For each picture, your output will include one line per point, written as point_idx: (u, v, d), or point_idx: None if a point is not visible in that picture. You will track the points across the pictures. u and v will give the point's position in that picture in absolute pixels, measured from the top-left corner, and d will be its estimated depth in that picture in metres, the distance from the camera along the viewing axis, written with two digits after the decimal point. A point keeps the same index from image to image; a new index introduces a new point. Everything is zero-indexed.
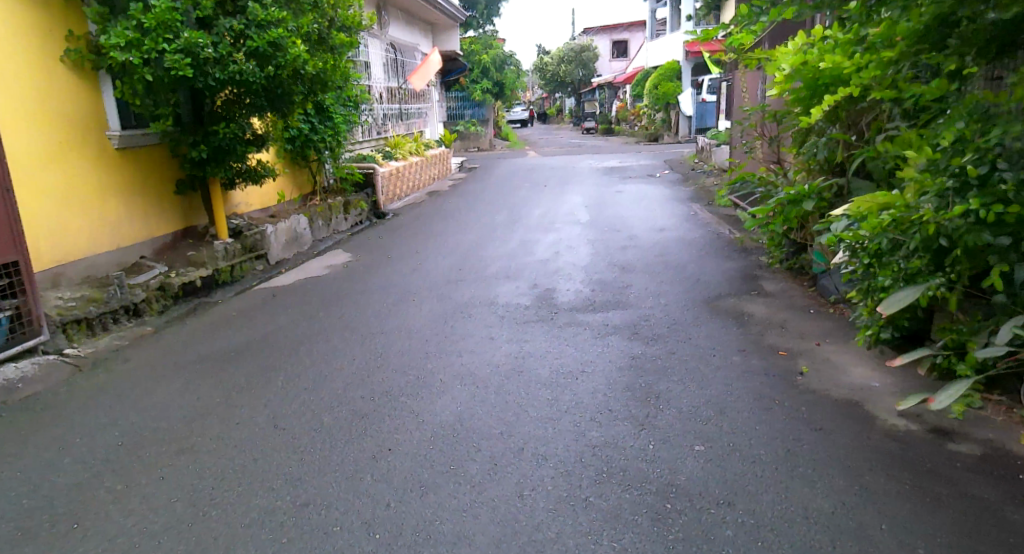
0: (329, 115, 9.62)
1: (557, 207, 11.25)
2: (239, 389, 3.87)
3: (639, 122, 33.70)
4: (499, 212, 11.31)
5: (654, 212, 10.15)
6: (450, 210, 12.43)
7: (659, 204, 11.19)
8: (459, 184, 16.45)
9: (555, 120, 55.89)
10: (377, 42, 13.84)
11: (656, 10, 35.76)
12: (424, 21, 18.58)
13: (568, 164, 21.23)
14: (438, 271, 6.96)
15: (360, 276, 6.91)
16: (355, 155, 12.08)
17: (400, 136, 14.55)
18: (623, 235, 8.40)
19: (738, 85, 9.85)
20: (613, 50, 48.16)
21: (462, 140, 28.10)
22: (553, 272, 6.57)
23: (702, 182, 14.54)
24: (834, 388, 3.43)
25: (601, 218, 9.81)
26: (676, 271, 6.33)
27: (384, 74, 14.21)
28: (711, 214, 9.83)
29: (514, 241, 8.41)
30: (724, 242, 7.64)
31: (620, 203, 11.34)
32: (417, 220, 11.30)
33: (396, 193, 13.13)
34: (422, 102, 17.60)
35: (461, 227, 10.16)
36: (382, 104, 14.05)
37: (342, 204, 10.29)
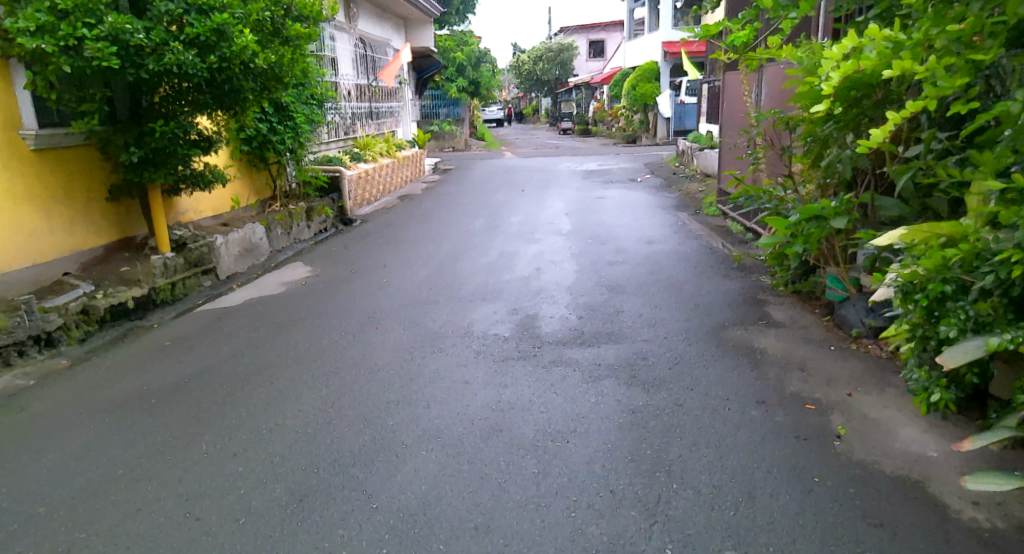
0: (289, 115, 8.88)
1: (536, 215, 10.60)
2: (154, 451, 3.15)
3: (616, 124, 33.22)
4: (474, 220, 10.63)
5: (639, 222, 9.54)
6: (422, 216, 11.73)
7: (644, 211, 10.60)
8: (433, 187, 15.75)
9: (532, 120, 55.31)
10: (345, 36, 13.09)
11: (634, 10, 35.30)
12: (397, 16, 17.83)
13: (546, 166, 20.63)
14: (406, 290, 6.26)
15: (319, 296, 6.18)
16: (321, 156, 11.33)
17: (370, 136, 13.81)
18: (609, 248, 7.78)
19: (729, 87, 9.27)
20: (590, 50, 47.67)
21: (437, 139, 27.35)
22: (534, 293, 5.92)
23: (686, 187, 14.00)
24: (884, 460, 2.83)
25: (583, 229, 9.17)
26: (671, 293, 5.71)
27: (352, 70, 13.46)
28: (700, 224, 9.25)
29: (491, 254, 7.74)
30: (718, 258, 7.05)
31: (603, 211, 10.72)
32: (387, 228, 10.59)
33: (366, 197, 12.39)
34: (394, 100, 16.85)
35: (433, 236, 9.46)
36: (350, 102, 13.30)
37: (305, 210, 9.54)
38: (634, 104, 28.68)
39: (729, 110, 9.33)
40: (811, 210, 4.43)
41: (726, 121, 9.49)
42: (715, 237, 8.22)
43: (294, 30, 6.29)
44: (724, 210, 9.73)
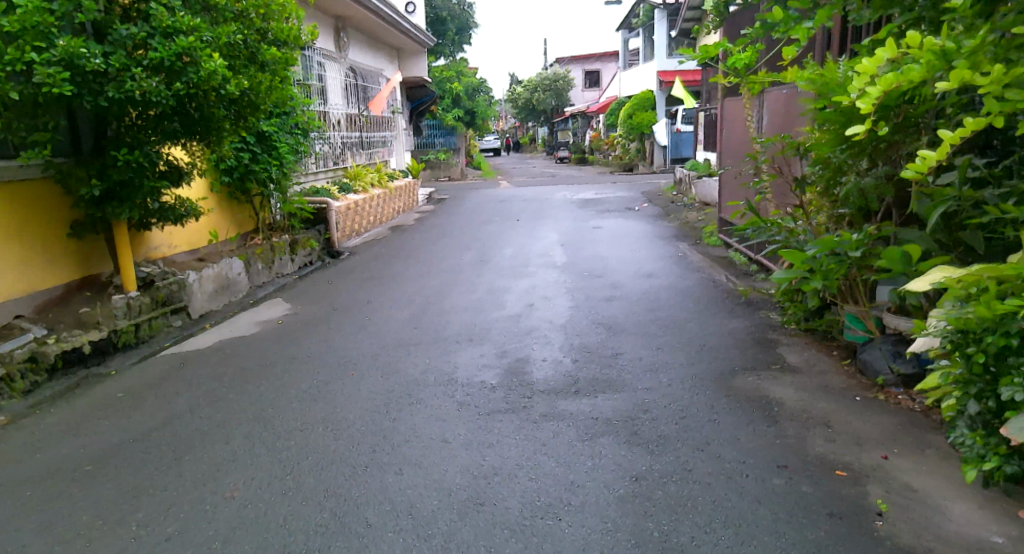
0: (272, 144, 8.53)
1: (531, 246, 10.22)
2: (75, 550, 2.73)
3: (613, 152, 33.08)
4: (466, 252, 10.24)
5: (637, 253, 9.14)
6: (414, 248, 11.34)
7: (642, 242, 10.23)
8: (426, 217, 15.39)
9: (529, 149, 55.37)
10: (334, 65, 12.84)
11: (629, 40, 35.37)
12: (389, 45, 17.64)
13: (542, 195, 20.33)
14: (389, 330, 5.84)
15: (295, 337, 5.76)
16: (308, 188, 10.98)
17: (360, 166, 13.49)
18: (606, 282, 7.38)
19: (729, 114, 8.95)
20: (586, 80, 47.83)
21: (432, 169, 27.09)
22: (525, 333, 5.50)
23: (685, 216, 13.65)
24: (933, 546, 2.41)
25: (579, 261, 8.77)
26: (674, 332, 5.30)
27: (342, 100, 13.19)
28: (701, 255, 8.85)
29: (482, 289, 7.33)
30: (723, 292, 6.64)
31: (599, 242, 10.33)
32: (376, 260, 10.20)
33: (355, 229, 12.02)
34: (386, 130, 16.57)
35: (422, 270, 9.06)
36: (340, 132, 13.00)
37: (289, 243, 9.16)
38: (631, 133, 28.51)
39: (730, 138, 8.99)
40: (828, 243, 4.07)
41: (727, 148, 9.14)
42: (718, 270, 7.81)
43: (269, 54, 5.93)
44: (726, 241, 9.34)
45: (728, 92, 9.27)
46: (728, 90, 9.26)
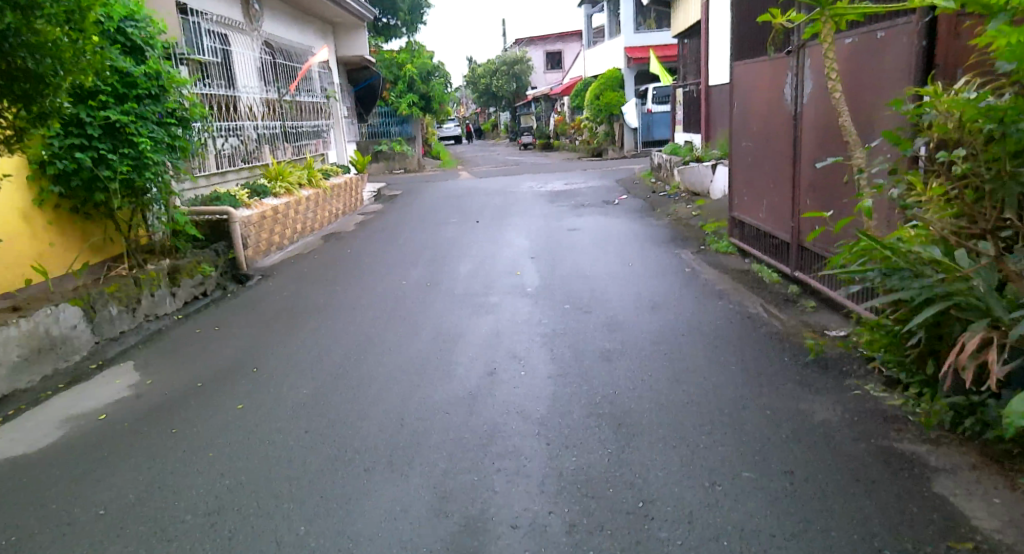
0: (128, 138, 6.26)
1: (492, 260, 8.07)
2: None
3: (579, 136, 30.98)
4: (410, 267, 8.07)
5: (630, 268, 7.03)
6: (348, 262, 9.13)
7: (631, 249, 8.13)
8: (369, 221, 13.14)
9: (490, 136, 53.09)
10: (243, 39, 10.56)
11: (590, 16, 33.16)
12: (321, 19, 15.24)
13: (505, 188, 18.14)
14: (261, 435, 3.66)
15: (106, 459, 3.57)
16: (206, 195, 8.69)
17: (282, 163, 11.17)
18: (595, 322, 5.24)
19: (745, 79, 6.84)
20: (547, 62, 45.56)
21: (386, 160, 25.10)
22: (481, 439, 3.39)
23: (673, 210, 11.59)
24: None
25: (556, 283, 6.64)
26: (726, 434, 3.22)
27: (256, 81, 10.90)
28: (714, 268, 6.79)
29: (423, 336, 5.18)
30: (769, 336, 4.57)
31: (578, 251, 8.22)
32: (294, 284, 7.96)
33: (275, 243, 9.72)
34: (320, 118, 14.21)
35: (349, 297, 6.85)
36: (254, 121, 10.67)
37: (168, 270, 6.86)
38: (598, 115, 26.40)
39: (745, 112, 6.92)
40: None
41: (740, 126, 7.09)
42: (744, 292, 5.74)
43: None
44: (743, 246, 7.31)
45: (739, 54, 7.19)
46: (740, 52, 7.19)
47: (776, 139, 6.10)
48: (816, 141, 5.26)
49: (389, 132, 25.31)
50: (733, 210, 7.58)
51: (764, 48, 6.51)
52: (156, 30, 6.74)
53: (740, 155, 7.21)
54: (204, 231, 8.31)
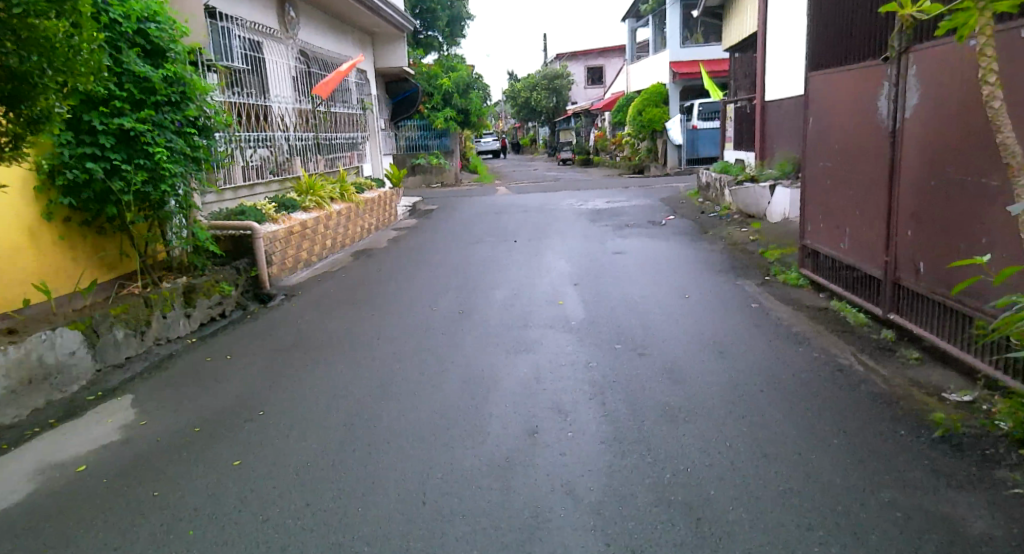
0: (143, 148, 5.69)
1: (532, 287, 7.37)
2: None
3: (620, 152, 30.25)
4: (442, 292, 7.43)
5: (687, 300, 6.29)
6: (378, 282, 8.54)
7: (684, 277, 7.39)
8: (402, 237, 12.62)
9: (529, 150, 52.68)
10: (277, 47, 10.12)
11: (635, 30, 32.47)
12: (359, 29, 14.81)
13: (544, 204, 17.51)
14: (255, 507, 3.01)
15: (70, 534, 2.94)
16: (230, 208, 8.17)
17: (314, 176, 10.69)
18: (653, 367, 4.53)
19: (826, 92, 6.08)
20: (588, 77, 44.96)
21: (423, 173, 25.05)
22: (523, 535, 2.68)
23: (726, 234, 10.81)
24: None
25: (605, 317, 5.91)
26: (844, 546, 2.46)
27: (289, 90, 10.44)
28: (784, 304, 6.02)
29: (454, 379, 4.50)
30: (870, 397, 3.78)
31: (627, 278, 7.48)
32: (318, 305, 7.39)
33: (302, 260, 9.17)
34: (354, 130, 13.75)
35: (376, 325, 6.22)
36: (286, 132, 10.21)
37: (183, 289, 6.29)
38: (641, 131, 25.65)
39: (824, 128, 6.16)
40: None
41: (818, 144, 6.33)
42: (827, 337, 4.95)
43: None
44: (817, 279, 6.52)
45: (815, 64, 6.44)
46: (816, 61, 6.44)
47: (867, 159, 5.34)
48: (923, 163, 4.52)
49: (426, 144, 24.93)
50: (804, 237, 6.81)
51: (849, 55, 5.76)
52: (179, 32, 6.19)
53: (815, 176, 6.45)
54: (226, 246, 7.78)
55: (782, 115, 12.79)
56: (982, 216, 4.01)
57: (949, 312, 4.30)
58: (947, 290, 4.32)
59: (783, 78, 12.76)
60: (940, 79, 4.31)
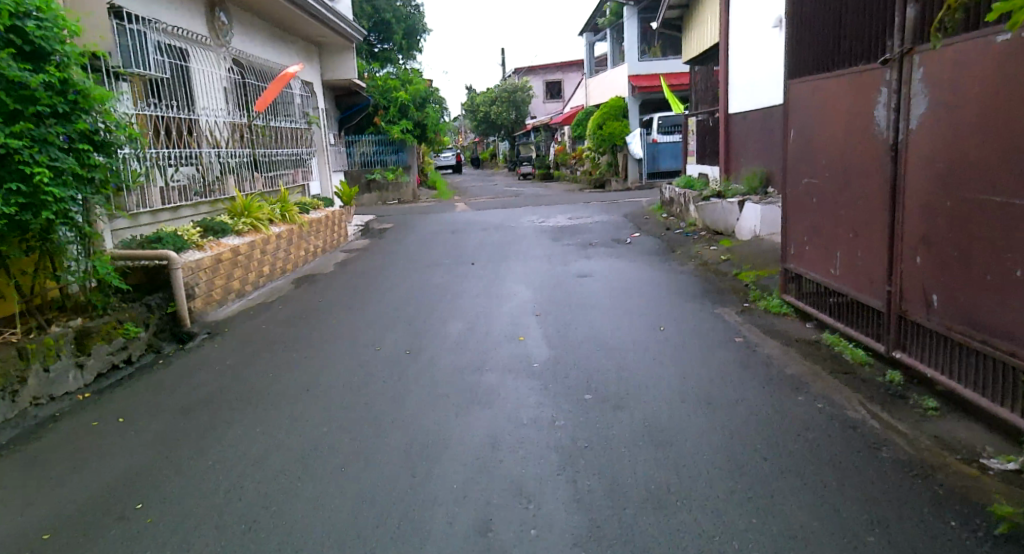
0: (18, 168, 4.82)
1: (488, 320, 6.61)
2: None
3: (581, 167, 29.78)
4: (388, 326, 6.63)
5: (660, 334, 5.61)
6: (318, 314, 7.68)
7: (655, 304, 6.72)
8: (350, 260, 11.77)
9: (489, 165, 52.09)
10: (205, 55, 9.25)
11: (592, 44, 32.16)
12: (303, 39, 13.99)
13: (504, 222, 16.80)
14: None
15: None
16: (147, 234, 7.27)
17: (250, 196, 9.80)
18: (629, 425, 3.80)
19: (811, 100, 5.45)
20: (547, 91, 44.63)
21: (379, 191, 24.07)
22: None
23: (694, 253, 10.20)
24: None
25: (571, 357, 5.18)
26: None
27: (220, 102, 9.57)
28: (771, 338, 5.35)
29: (391, 448, 3.71)
30: (895, 467, 3.10)
31: (592, 307, 6.78)
32: (245, 344, 6.51)
33: (234, 290, 8.26)
34: (297, 146, 12.87)
35: (307, 369, 5.40)
36: (217, 149, 9.30)
37: (75, 335, 5.39)
38: (601, 145, 25.17)
39: (809, 141, 5.55)
40: None
41: (801, 158, 5.72)
42: (827, 381, 4.28)
43: None
44: (803, 308, 5.88)
45: (795, 71, 5.85)
46: (796, 68, 5.85)
47: (864, 174, 4.70)
48: (935, 179, 3.90)
49: (383, 160, 24.19)
50: (786, 260, 6.17)
51: (837, 59, 5.14)
52: (71, 31, 5.33)
53: (798, 194, 5.82)
54: (140, 279, 6.87)
55: (748, 127, 12.28)
56: (1014, 242, 3.38)
57: (973, 353, 3.64)
58: (969, 329, 3.68)
59: (748, 89, 12.29)
60: (957, 80, 3.69)
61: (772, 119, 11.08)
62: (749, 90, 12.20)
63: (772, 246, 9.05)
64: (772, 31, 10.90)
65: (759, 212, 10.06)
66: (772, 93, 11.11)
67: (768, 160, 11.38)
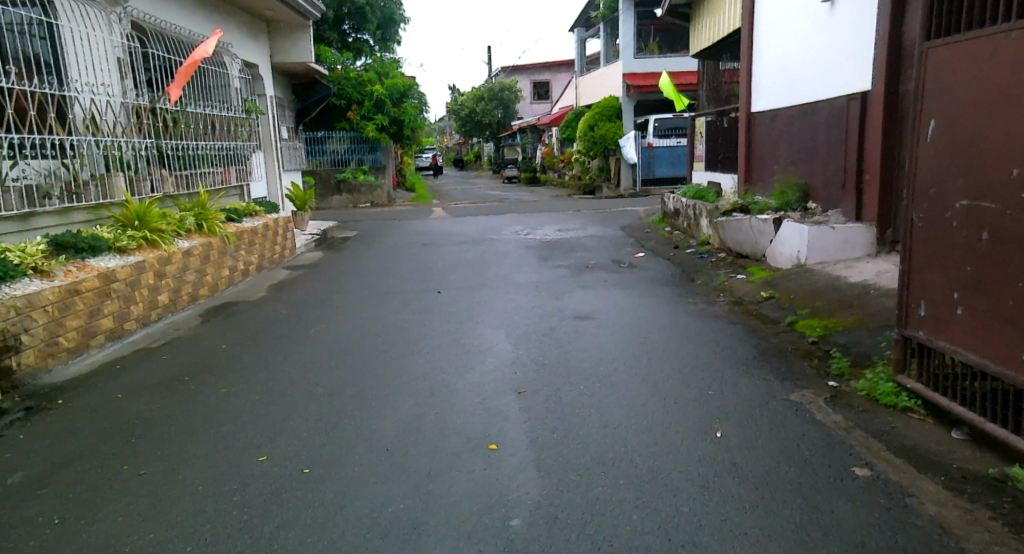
0: None
1: (448, 401, 4.43)
2: None
3: (569, 171, 27.65)
4: (300, 409, 4.45)
5: (714, 450, 3.51)
6: (214, 372, 5.47)
7: (689, 377, 4.62)
8: (290, 283, 9.58)
9: (472, 167, 49.85)
10: (85, 12, 7.17)
11: (584, 40, 30.01)
12: (243, 11, 11.75)
13: (482, 233, 14.63)
14: None
15: None
16: None
17: (148, 201, 7.69)
18: None
19: (995, 69, 3.28)
20: (534, 92, 42.45)
21: (349, 193, 21.88)
22: None
23: (717, 286, 8.12)
24: None
25: (582, 511, 3.04)
26: None
27: (108, 74, 7.61)
28: (911, 466, 3.25)
29: None
30: None
31: (599, 380, 4.67)
32: (76, 431, 4.31)
33: (103, 331, 6.18)
34: (230, 140, 10.61)
35: (135, 511, 3.22)
36: (104, 136, 7.15)
37: None
38: (592, 148, 23.07)
39: (974, 139, 3.41)
40: None
41: (953, 168, 3.55)
42: None
43: None
44: (940, 403, 3.73)
45: (935, 28, 3.68)
46: (936, 24, 3.68)
47: None
48: None
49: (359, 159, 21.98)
50: (903, 326, 4.00)
51: None
52: None
53: (940, 222, 3.67)
54: None
55: (777, 129, 10.18)
56: None
57: None
58: None
59: (777, 84, 10.20)
60: None
61: (812, 118, 8.99)
62: (779, 84, 10.10)
63: (827, 280, 6.94)
64: (813, 10, 8.80)
65: (800, 234, 7.96)
66: (811, 87, 9.00)
67: (805, 170, 9.26)
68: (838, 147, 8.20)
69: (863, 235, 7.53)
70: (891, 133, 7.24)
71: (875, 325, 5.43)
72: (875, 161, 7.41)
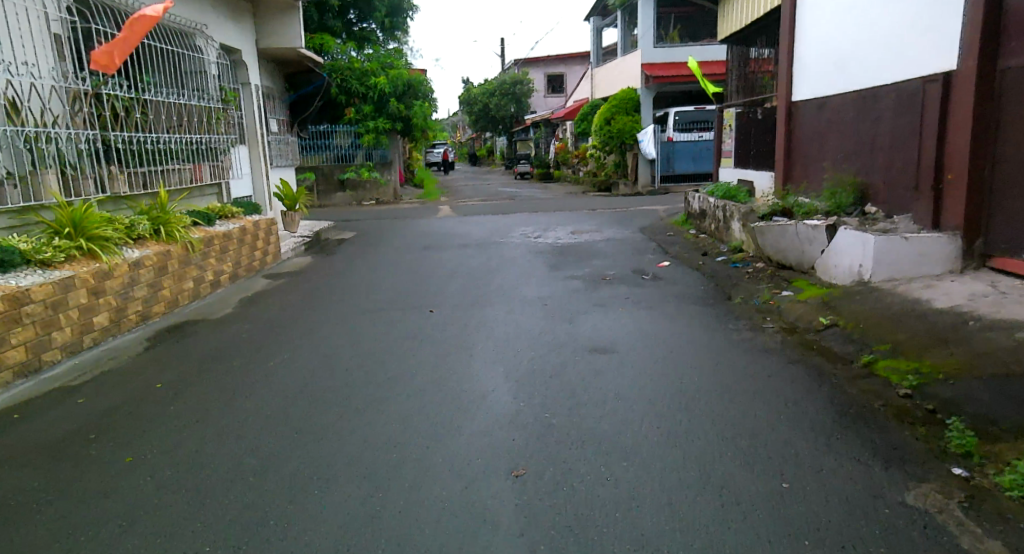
0: None
1: (419, 498, 3.22)
2: None
3: (584, 167, 26.36)
4: (218, 501, 3.27)
5: None
6: (131, 427, 4.29)
7: (751, 459, 3.38)
8: (266, 296, 8.40)
9: (484, 163, 48.61)
10: None
11: (600, 30, 28.62)
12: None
13: (489, 235, 13.41)
14: None
15: None
16: None
17: (88, 204, 6.55)
18: None
19: None
20: (548, 84, 41.10)
21: (354, 189, 20.82)
22: None
23: (761, 307, 6.82)
24: None
25: None
26: None
27: (40, 55, 6.50)
28: None
29: None
30: None
31: (627, 461, 3.44)
32: None
33: (10, 366, 5.03)
34: (205, 132, 9.43)
35: None
36: (27, 126, 6.02)
37: None
38: (608, 143, 21.76)
39: None
40: None
41: None
42: None
43: None
44: None
45: None
46: None
47: None
48: None
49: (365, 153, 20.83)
50: None
51: None
52: None
53: None
54: None
55: (827, 120, 8.83)
56: None
57: None
58: None
59: (826, 69, 8.87)
60: None
61: (874, 107, 7.67)
62: (828, 69, 8.79)
63: (902, 304, 5.66)
64: None
65: (862, 243, 6.66)
66: (873, 71, 7.67)
67: (861, 167, 7.96)
68: (913, 141, 6.89)
69: (946, 249, 6.27)
70: (987, 124, 5.98)
71: (988, 373, 4.15)
72: (962, 158, 6.16)
